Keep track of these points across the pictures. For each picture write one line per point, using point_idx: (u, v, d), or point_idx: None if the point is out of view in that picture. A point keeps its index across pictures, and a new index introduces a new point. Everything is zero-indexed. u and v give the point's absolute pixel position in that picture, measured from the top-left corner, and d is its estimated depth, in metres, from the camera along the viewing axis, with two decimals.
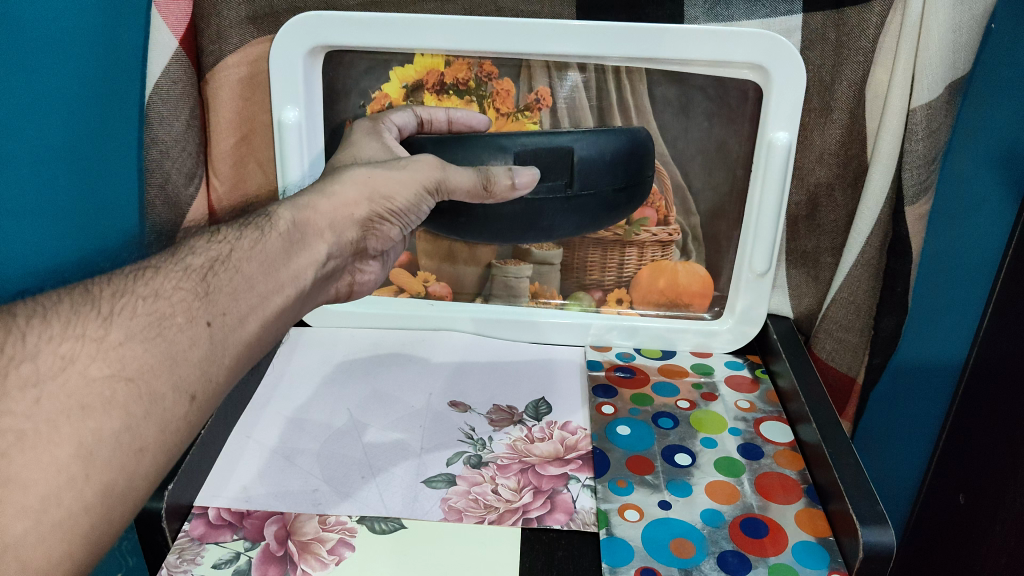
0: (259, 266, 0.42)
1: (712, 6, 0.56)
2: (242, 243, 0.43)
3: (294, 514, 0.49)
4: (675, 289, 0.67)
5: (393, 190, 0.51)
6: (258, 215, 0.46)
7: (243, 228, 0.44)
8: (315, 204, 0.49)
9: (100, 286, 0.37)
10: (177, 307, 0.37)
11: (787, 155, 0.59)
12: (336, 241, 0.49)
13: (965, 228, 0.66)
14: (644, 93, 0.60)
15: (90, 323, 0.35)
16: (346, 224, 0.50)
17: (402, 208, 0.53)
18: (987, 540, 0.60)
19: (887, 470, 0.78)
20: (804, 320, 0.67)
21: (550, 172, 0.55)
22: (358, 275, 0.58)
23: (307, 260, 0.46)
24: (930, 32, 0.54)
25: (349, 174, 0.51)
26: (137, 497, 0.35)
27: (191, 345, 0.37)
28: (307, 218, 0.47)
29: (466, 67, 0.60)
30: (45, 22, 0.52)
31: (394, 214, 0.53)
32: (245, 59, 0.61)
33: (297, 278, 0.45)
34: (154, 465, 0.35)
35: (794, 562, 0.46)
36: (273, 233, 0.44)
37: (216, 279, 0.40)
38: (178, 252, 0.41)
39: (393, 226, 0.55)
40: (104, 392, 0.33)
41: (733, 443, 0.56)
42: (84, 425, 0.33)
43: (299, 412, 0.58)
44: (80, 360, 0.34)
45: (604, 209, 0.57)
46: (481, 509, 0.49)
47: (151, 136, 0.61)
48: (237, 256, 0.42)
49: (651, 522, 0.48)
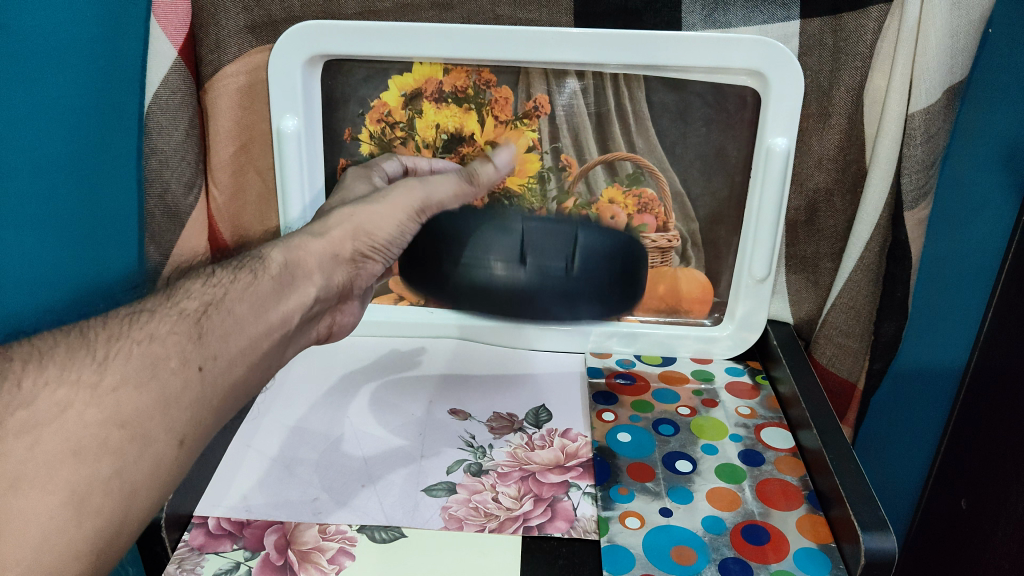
0: (250, 308, 0.44)
1: (710, 12, 0.57)
2: (235, 285, 0.44)
3: (294, 523, 0.49)
4: (675, 296, 0.66)
5: (378, 224, 0.55)
6: (249, 259, 0.47)
7: (236, 270, 0.46)
8: (305, 246, 0.51)
9: (95, 329, 0.38)
10: (171, 350, 0.39)
11: (786, 161, 0.59)
12: (324, 282, 0.51)
13: (966, 233, 0.66)
14: (643, 100, 0.59)
15: (86, 367, 0.36)
16: (334, 266, 0.52)
17: (385, 242, 0.56)
18: (989, 545, 0.60)
19: (891, 476, 0.78)
20: (804, 325, 0.67)
21: (551, 251, 0.62)
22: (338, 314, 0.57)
23: (295, 303, 0.48)
24: (928, 38, 0.54)
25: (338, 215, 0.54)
26: (129, 533, 0.36)
27: (184, 387, 0.38)
28: (298, 259, 0.49)
29: (464, 74, 0.60)
30: (43, 38, 0.52)
31: (377, 250, 0.56)
32: (243, 68, 0.61)
33: (284, 319, 0.46)
34: (144, 506, 0.37)
35: (795, 568, 0.46)
36: (264, 275, 0.46)
37: (210, 321, 0.41)
38: (173, 294, 0.42)
39: (377, 262, 0.57)
40: (100, 436, 0.35)
41: (733, 450, 0.56)
42: (80, 469, 0.34)
43: (300, 422, 0.58)
44: (76, 404, 0.35)
45: (597, 292, 0.65)
46: (482, 517, 0.49)
47: (150, 146, 0.61)
48: (230, 299, 0.43)
49: (651, 530, 0.48)
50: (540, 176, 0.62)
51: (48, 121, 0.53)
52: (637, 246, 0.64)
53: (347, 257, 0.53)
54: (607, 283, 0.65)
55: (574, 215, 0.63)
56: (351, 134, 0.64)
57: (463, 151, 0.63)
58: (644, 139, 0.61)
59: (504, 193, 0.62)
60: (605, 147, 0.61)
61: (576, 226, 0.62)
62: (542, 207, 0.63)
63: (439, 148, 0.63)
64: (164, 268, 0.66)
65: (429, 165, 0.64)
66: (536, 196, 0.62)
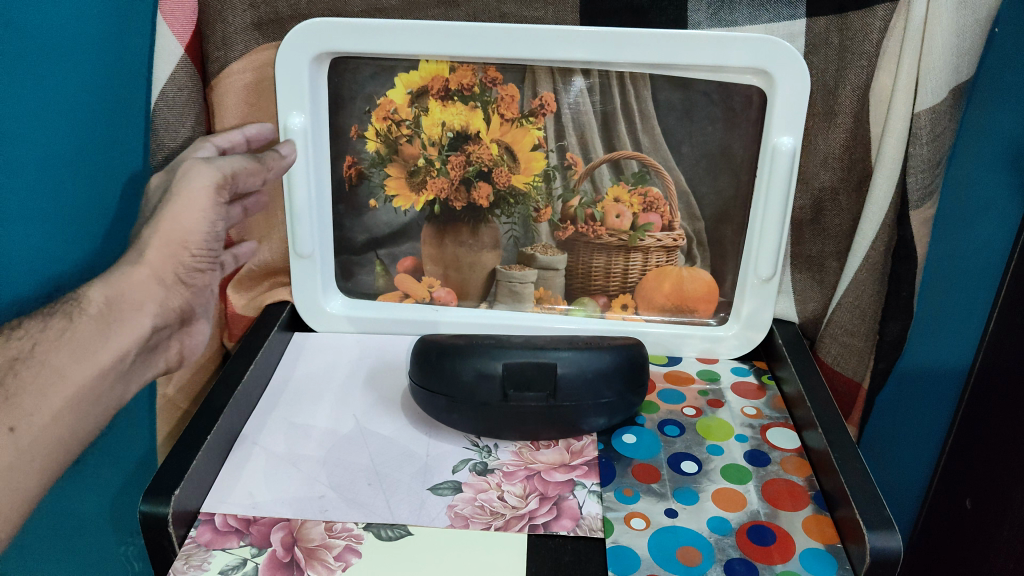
0: (69, 355, 0.50)
1: (716, 10, 0.57)
2: (51, 331, 0.50)
3: (300, 521, 0.49)
4: (681, 294, 0.66)
5: (188, 226, 0.54)
6: (68, 299, 0.52)
7: (51, 316, 0.50)
8: (126, 276, 0.53)
9: None
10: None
11: (792, 160, 0.58)
12: (155, 311, 0.55)
13: (972, 233, 0.66)
14: (648, 98, 0.60)
15: None
16: (166, 297, 0.55)
17: (201, 250, 0.55)
18: (994, 544, 0.60)
19: (896, 475, 0.77)
20: (809, 324, 0.66)
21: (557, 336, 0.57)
22: (186, 341, 0.60)
23: (126, 335, 0.53)
24: (934, 37, 0.54)
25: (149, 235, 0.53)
26: None
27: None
28: (117, 293, 0.52)
29: (470, 72, 0.61)
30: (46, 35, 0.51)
31: (198, 259, 0.56)
32: (250, 65, 0.61)
33: (114, 353, 0.53)
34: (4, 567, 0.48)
35: (801, 569, 0.46)
36: (83, 318, 0.51)
37: (18, 377, 0.48)
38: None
39: (207, 267, 0.57)
40: None
41: (739, 450, 0.56)
42: None
43: (306, 420, 0.58)
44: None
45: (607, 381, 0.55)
46: (487, 516, 0.49)
47: (156, 142, 0.61)
48: (43, 349, 0.49)
49: (657, 530, 0.48)
50: (546, 175, 0.63)
51: (60, 121, 0.53)
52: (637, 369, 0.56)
53: (171, 279, 0.55)
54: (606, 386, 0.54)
55: (579, 213, 0.64)
56: (357, 132, 0.64)
57: (469, 149, 0.63)
58: (649, 137, 0.61)
59: (509, 191, 0.64)
60: (611, 146, 0.62)
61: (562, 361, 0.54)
62: (548, 205, 0.64)
63: (444, 146, 0.63)
64: None
65: (245, 136, 0.62)
66: (542, 193, 0.64)
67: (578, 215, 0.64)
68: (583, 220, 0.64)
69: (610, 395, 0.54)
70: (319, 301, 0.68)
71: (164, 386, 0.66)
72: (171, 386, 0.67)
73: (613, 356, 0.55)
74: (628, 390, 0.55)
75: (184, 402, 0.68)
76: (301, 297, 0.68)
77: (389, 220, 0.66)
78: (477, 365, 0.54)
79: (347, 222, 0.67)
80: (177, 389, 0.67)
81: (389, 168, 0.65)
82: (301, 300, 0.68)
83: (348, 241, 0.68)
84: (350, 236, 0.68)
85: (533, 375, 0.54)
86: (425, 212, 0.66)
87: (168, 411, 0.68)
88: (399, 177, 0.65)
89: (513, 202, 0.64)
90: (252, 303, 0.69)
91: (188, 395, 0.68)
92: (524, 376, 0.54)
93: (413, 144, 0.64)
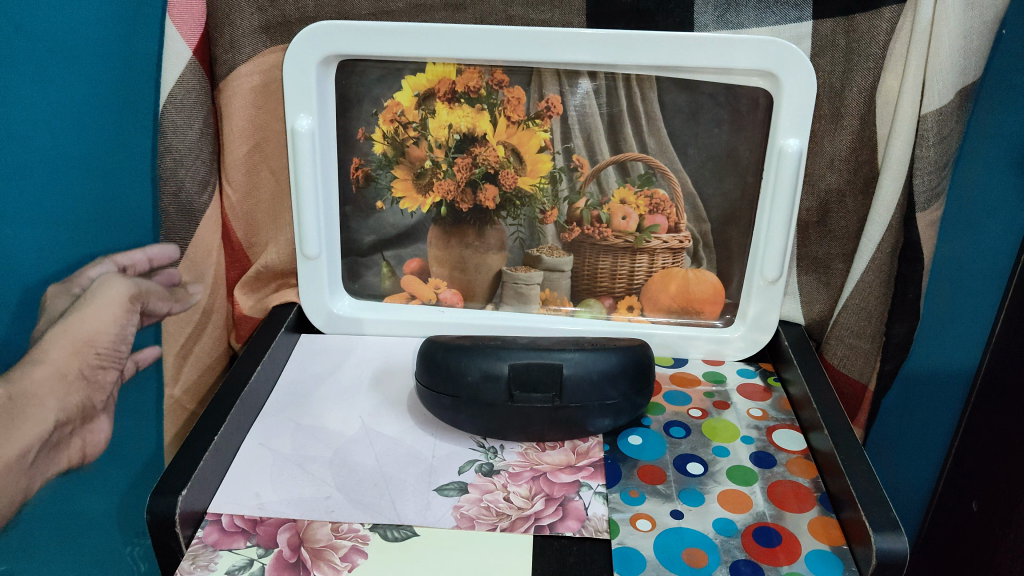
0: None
1: (722, 13, 0.57)
2: None
3: (306, 521, 0.49)
4: (686, 296, 0.66)
5: (97, 330, 0.58)
6: None
7: None
8: (30, 373, 0.55)
9: None
10: None
11: (798, 162, 0.58)
12: (63, 405, 0.56)
13: (978, 235, 0.66)
14: (655, 100, 0.60)
15: None
16: (69, 390, 0.57)
17: (109, 347, 0.59)
18: (1001, 547, 0.60)
19: (902, 478, 0.77)
20: (815, 326, 0.67)
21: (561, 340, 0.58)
22: (87, 436, 0.61)
23: (32, 426, 0.54)
24: (942, 38, 0.54)
25: (51, 337, 0.56)
26: None
27: None
28: (24, 390, 0.54)
29: (477, 75, 0.61)
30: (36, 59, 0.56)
31: (106, 358, 0.60)
32: (258, 67, 0.62)
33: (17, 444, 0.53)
34: None
35: (807, 571, 0.46)
36: None
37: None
38: None
39: (110, 368, 0.61)
40: None
41: (744, 452, 0.56)
42: None
43: (313, 421, 0.58)
44: None
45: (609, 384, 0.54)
46: (493, 517, 0.49)
47: (165, 145, 0.62)
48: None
49: (663, 532, 0.48)
50: (552, 176, 0.63)
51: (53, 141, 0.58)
52: (643, 372, 0.56)
53: (74, 375, 0.57)
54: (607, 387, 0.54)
55: (585, 215, 0.64)
56: (364, 134, 0.64)
57: (476, 151, 0.63)
58: (655, 139, 0.61)
59: (515, 193, 0.64)
60: (617, 148, 0.62)
61: (566, 361, 0.54)
62: (553, 206, 0.64)
63: (451, 148, 0.64)
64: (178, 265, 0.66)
65: (145, 255, 0.64)
66: (548, 195, 0.64)
67: (584, 217, 0.64)
68: (589, 222, 0.64)
69: (616, 396, 0.55)
70: (326, 303, 0.68)
71: (169, 387, 0.67)
72: (178, 387, 0.68)
73: (617, 358, 0.55)
74: (634, 391, 0.55)
75: (191, 403, 0.69)
76: (307, 298, 0.68)
77: (396, 222, 0.67)
78: (482, 365, 0.54)
79: (354, 224, 0.67)
80: (183, 390, 0.68)
81: (397, 170, 0.65)
82: (308, 301, 0.68)
83: (355, 242, 0.68)
84: (357, 237, 0.68)
85: (538, 377, 0.54)
86: (431, 213, 0.66)
87: (175, 412, 0.68)
88: (405, 178, 0.65)
89: (519, 203, 0.64)
90: (259, 304, 0.70)
91: (194, 396, 0.69)
92: (529, 376, 0.54)
93: (420, 146, 0.64)
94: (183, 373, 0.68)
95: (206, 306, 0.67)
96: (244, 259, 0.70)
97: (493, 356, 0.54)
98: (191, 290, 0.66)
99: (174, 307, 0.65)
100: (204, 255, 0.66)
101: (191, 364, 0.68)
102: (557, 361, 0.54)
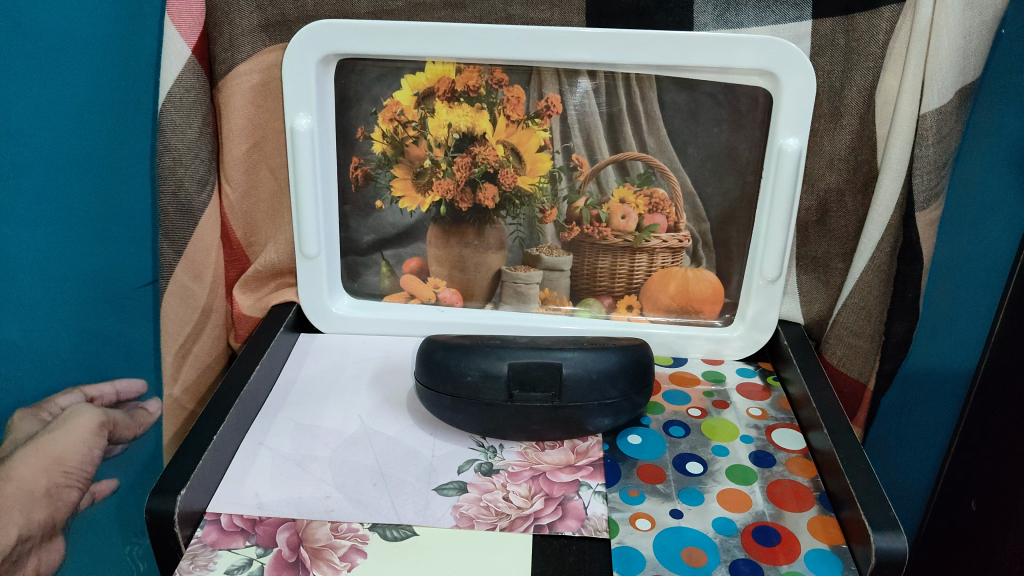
0: None
1: (722, 12, 0.57)
2: None
3: (306, 520, 0.49)
4: (686, 296, 0.66)
5: (67, 449, 0.66)
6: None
7: None
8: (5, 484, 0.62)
9: None
10: None
11: (798, 161, 0.58)
12: (26, 522, 0.62)
13: (978, 235, 0.66)
14: (654, 99, 0.60)
15: None
16: (37, 502, 0.63)
17: (78, 466, 0.66)
18: (1000, 547, 0.60)
19: (901, 478, 0.77)
20: (815, 325, 0.67)
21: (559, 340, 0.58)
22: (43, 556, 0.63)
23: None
24: (941, 37, 0.54)
25: (23, 456, 0.64)
26: None
27: None
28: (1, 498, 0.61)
29: (476, 74, 0.61)
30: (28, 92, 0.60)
31: (77, 478, 0.66)
32: (257, 66, 0.62)
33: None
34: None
35: (806, 570, 0.46)
36: None
37: None
38: None
39: (77, 488, 0.66)
40: None
41: (744, 451, 0.56)
42: None
43: (312, 420, 0.58)
44: None
45: (609, 382, 0.54)
46: (493, 516, 0.49)
47: (164, 144, 0.62)
48: None
49: (662, 531, 0.48)
50: (552, 176, 0.63)
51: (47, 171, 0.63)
52: (642, 371, 0.56)
53: (42, 492, 0.64)
54: (607, 385, 0.54)
55: (585, 214, 0.64)
56: (364, 133, 0.64)
57: (475, 150, 0.63)
58: (655, 138, 0.61)
59: (515, 192, 0.64)
60: (616, 147, 0.62)
61: (564, 359, 0.54)
62: (553, 206, 0.64)
63: (450, 147, 0.64)
64: (178, 265, 0.65)
65: (114, 389, 0.72)
66: (547, 194, 0.64)
67: (584, 216, 0.64)
68: (588, 221, 0.64)
69: (615, 395, 0.55)
70: (325, 302, 0.68)
71: (168, 387, 0.67)
72: (177, 387, 0.68)
73: (615, 356, 0.55)
74: (633, 391, 0.55)
75: (190, 402, 0.69)
76: (307, 297, 0.68)
77: (395, 221, 0.67)
78: (482, 365, 0.54)
79: (353, 223, 0.67)
80: (182, 390, 0.68)
81: (396, 169, 0.65)
82: (307, 300, 0.68)
83: (354, 242, 0.68)
84: (356, 237, 0.68)
85: (537, 376, 0.54)
86: (431, 212, 0.66)
87: (174, 412, 0.68)
88: (405, 178, 0.65)
89: (519, 203, 0.64)
90: (258, 303, 0.70)
91: (193, 396, 0.69)
92: (528, 376, 0.54)
93: (419, 146, 0.64)
94: (182, 372, 0.68)
95: (205, 305, 0.67)
96: (242, 258, 0.70)
97: (492, 355, 0.54)
98: (149, 408, 0.74)
99: (137, 433, 0.72)
100: (204, 254, 0.66)
101: (190, 364, 0.68)
102: (555, 359, 0.54)
